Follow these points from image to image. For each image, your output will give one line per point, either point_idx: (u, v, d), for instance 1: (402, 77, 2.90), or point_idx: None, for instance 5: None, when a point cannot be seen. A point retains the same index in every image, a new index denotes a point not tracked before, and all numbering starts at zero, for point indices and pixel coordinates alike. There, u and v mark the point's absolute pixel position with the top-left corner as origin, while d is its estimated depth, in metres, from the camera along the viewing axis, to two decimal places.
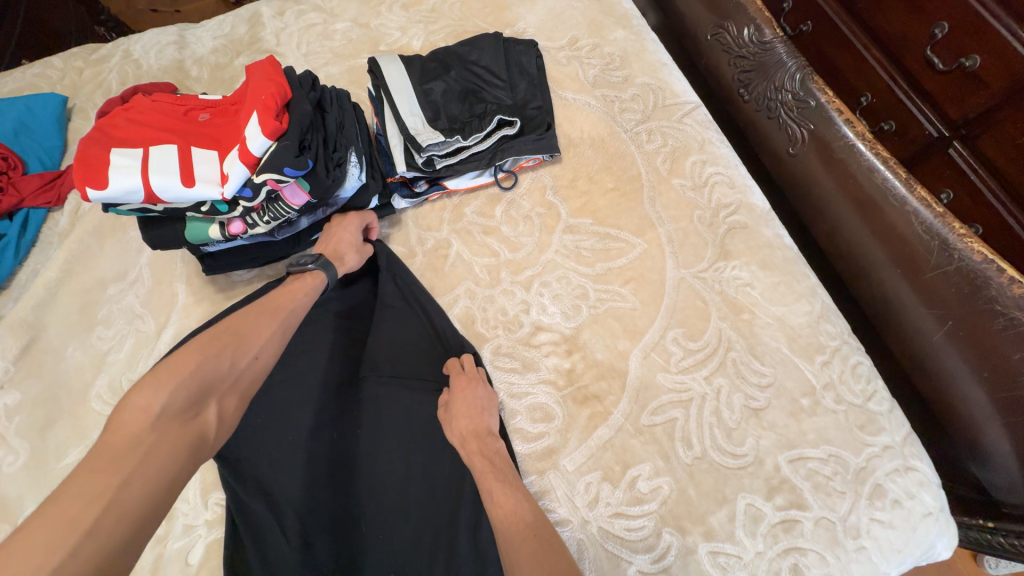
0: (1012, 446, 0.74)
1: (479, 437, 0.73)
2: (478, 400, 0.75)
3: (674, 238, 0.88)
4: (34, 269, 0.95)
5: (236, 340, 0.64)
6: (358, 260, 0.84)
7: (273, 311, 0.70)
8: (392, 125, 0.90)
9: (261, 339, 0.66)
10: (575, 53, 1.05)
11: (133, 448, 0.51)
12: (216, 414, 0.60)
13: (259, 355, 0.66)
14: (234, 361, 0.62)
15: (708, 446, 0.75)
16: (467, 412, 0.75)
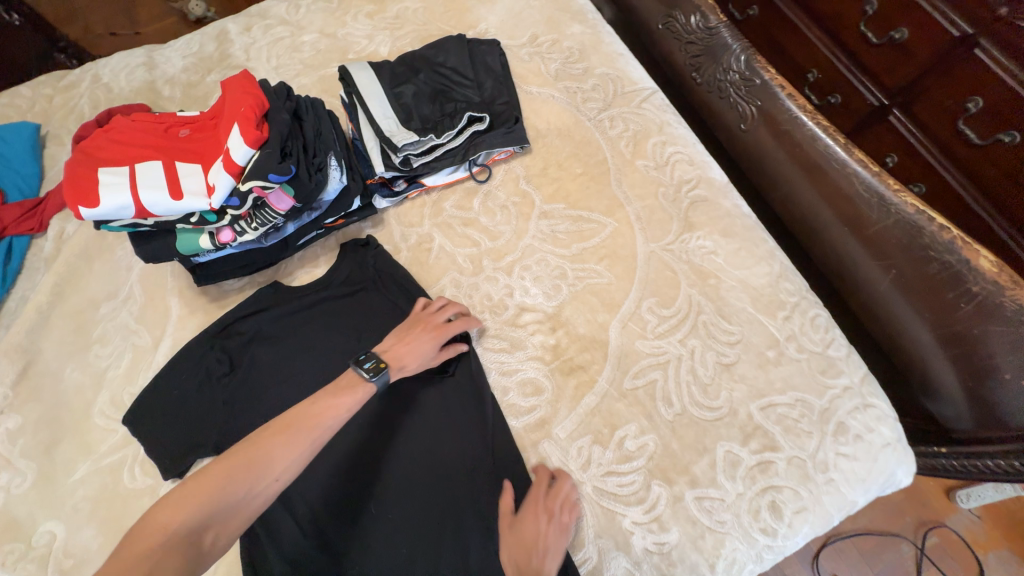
0: (956, 377, 0.82)
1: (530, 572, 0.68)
2: (550, 533, 0.71)
3: (642, 215, 0.94)
4: (22, 295, 0.96)
5: (259, 462, 0.63)
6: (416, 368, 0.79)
7: (306, 425, 0.68)
8: (367, 128, 0.95)
9: (283, 462, 0.64)
10: (536, 49, 1.10)
11: (135, 567, 0.52)
12: (217, 539, 0.58)
13: (279, 478, 0.63)
14: (255, 482, 0.62)
15: (687, 402, 0.81)
16: (534, 537, 0.71)
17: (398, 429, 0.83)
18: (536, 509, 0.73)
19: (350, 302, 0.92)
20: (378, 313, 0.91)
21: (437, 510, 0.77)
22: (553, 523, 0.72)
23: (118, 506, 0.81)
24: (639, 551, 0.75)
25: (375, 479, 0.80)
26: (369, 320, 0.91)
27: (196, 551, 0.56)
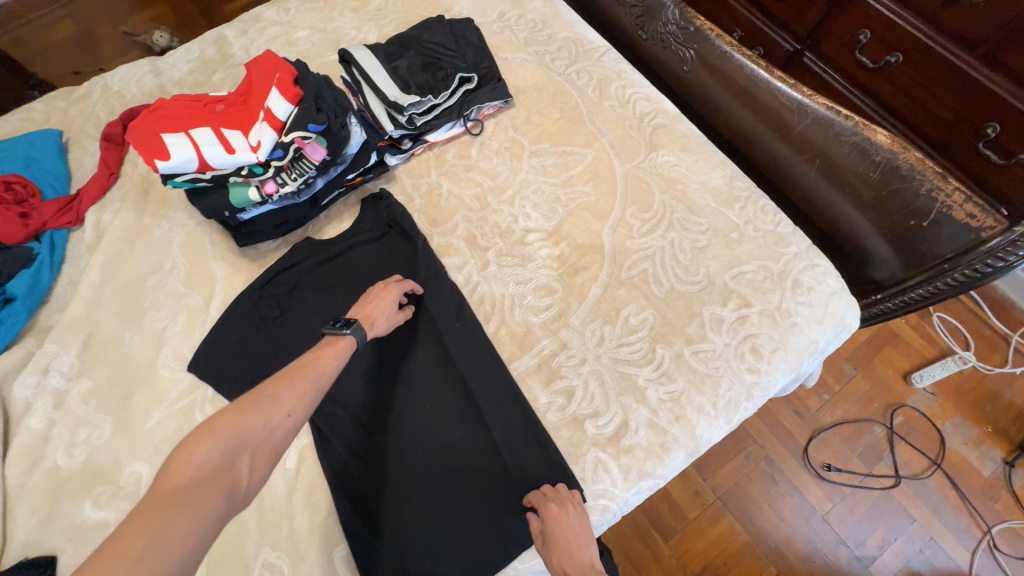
0: (879, 234, 1.02)
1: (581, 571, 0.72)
2: (571, 522, 0.76)
3: (615, 143, 1.13)
4: (71, 279, 1.05)
5: (271, 402, 0.66)
6: (386, 325, 0.88)
7: (308, 368, 0.73)
8: (373, 97, 1.09)
9: (294, 399, 0.68)
10: (505, 23, 1.29)
11: (177, 493, 0.54)
12: (248, 470, 0.61)
13: (291, 414, 0.67)
14: (271, 417, 0.65)
15: (674, 281, 0.99)
16: (568, 538, 0.74)
17: (432, 346, 0.96)
18: (552, 513, 0.76)
19: (375, 247, 1.05)
20: (401, 249, 1.04)
21: (472, 404, 0.91)
22: (570, 516, 0.77)
23: None
24: (655, 401, 0.91)
25: (415, 390, 0.92)
26: (391, 256, 1.03)
27: (231, 477, 0.58)
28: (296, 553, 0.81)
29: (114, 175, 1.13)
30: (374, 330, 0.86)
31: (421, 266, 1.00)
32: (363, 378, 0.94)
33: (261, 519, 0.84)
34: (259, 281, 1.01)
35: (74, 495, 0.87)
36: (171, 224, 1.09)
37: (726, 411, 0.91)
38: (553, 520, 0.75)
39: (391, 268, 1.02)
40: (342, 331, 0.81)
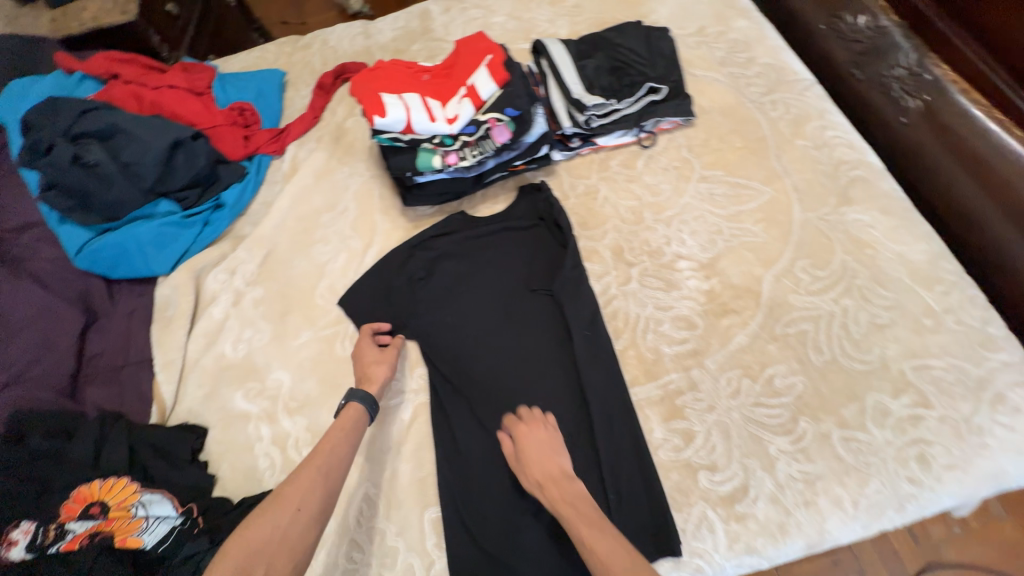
0: None
1: (554, 480, 0.76)
2: (548, 442, 0.81)
3: (800, 187, 1.03)
4: (264, 199, 1.21)
5: (278, 502, 0.67)
6: (380, 372, 0.91)
7: (314, 454, 0.74)
8: (557, 92, 1.11)
9: (301, 492, 0.69)
10: (703, 38, 1.24)
11: None
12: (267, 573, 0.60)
13: (300, 507, 0.67)
14: (277, 515, 0.66)
15: (839, 353, 0.87)
16: (534, 453, 0.79)
17: (556, 345, 0.95)
18: (521, 431, 0.82)
19: (523, 235, 1.07)
20: (548, 245, 1.05)
21: (585, 419, 0.89)
22: (528, 435, 0.81)
23: (333, 366, 1.00)
24: (784, 476, 0.81)
25: (529, 383, 0.92)
26: (539, 250, 1.04)
27: None
28: (393, 501, 0.86)
29: (316, 119, 1.29)
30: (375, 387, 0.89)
31: (566, 266, 0.99)
32: (484, 354, 0.95)
33: (369, 455, 0.91)
34: (414, 242, 1.08)
35: (230, 383, 1.01)
36: (351, 171, 1.21)
37: (867, 515, 0.78)
38: (524, 438, 0.81)
39: (534, 259, 1.03)
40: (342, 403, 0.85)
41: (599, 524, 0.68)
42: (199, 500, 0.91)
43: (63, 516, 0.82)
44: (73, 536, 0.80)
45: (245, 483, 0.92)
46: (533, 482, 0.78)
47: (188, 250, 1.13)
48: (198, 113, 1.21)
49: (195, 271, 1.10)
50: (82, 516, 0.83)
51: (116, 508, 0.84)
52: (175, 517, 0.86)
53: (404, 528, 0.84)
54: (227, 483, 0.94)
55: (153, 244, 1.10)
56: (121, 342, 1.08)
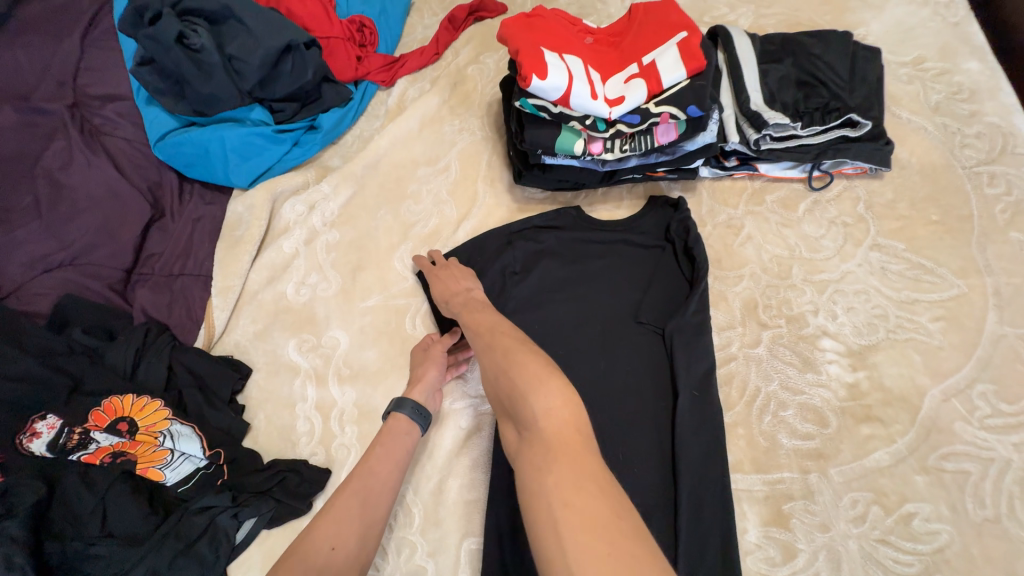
0: None
1: (460, 293, 0.82)
2: (456, 270, 0.87)
3: (1003, 292, 0.82)
4: (361, 133, 1.08)
5: (310, 539, 0.59)
6: (433, 375, 0.80)
7: (352, 478, 0.66)
8: (730, 97, 0.91)
9: (335, 528, 0.60)
10: (918, 72, 1.00)
11: None
12: None
13: (336, 548, 0.59)
14: (310, 556, 0.57)
15: (1005, 513, 0.70)
16: (442, 281, 0.86)
17: (652, 395, 0.80)
18: (435, 272, 0.88)
19: (641, 255, 0.91)
20: (671, 276, 0.88)
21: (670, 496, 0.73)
22: (442, 264, 0.88)
23: (397, 343, 0.89)
24: None
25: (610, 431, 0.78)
26: (658, 278, 0.88)
27: None
28: (433, 516, 0.77)
29: (437, 56, 1.13)
30: (423, 391, 0.78)
31: (689, 309, 0.83)
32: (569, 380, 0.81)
33: (418, 457, 0.81)
34: (517, 230, 0.95)
35: (285, 329, 0.91)
36: (461, 126, 1.05)
37: None
38: (435, 276, 0.86)
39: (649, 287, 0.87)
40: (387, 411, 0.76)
41: (478, 306, 0.78)
42: (229, 446, 0.83)
43: (92, 423, 0.78)
44: (98, 447, 0.77)
45: (279, 442, 0.85)
46: (444, 305, 0.83)
47: (270, 168, 1.02)
48: (317, 19, 1.07)
49: (273, 194, 0.99)
50: (109, 429, 0.78)
51: (143, 432, 0.79)
52: (201, 458, 0.80)
53: (436, 549, 0.75)
54: (259, 436, 0.86)
55: (238, 152, 0.99)
56: (180, 250, 0.97)
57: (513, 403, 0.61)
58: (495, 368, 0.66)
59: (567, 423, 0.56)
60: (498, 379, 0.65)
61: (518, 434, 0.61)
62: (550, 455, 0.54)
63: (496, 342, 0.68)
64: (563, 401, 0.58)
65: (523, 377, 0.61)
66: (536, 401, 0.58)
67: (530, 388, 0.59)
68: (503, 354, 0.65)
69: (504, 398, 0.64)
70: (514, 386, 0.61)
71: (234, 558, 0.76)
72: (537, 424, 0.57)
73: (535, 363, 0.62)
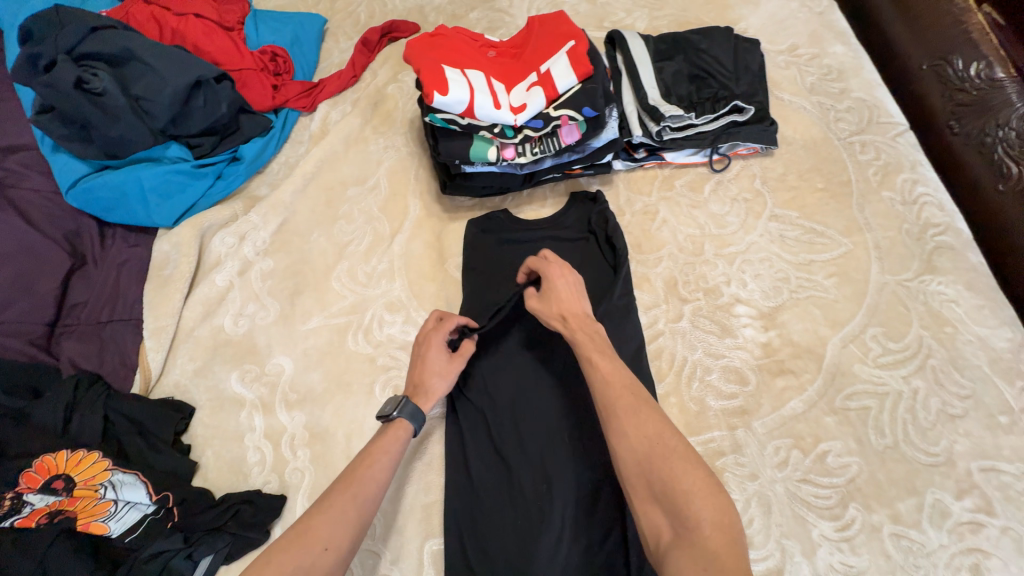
0: None
1: (578, 317, 0.74)
2: (573, 283, 0.78)
3: (882, 245, 0.93)
4: (287, 159, 1.09)
5: (303, 539, 0.58)
6: (440, 384, 0.76)
7: (351, 475, 0.64)
8: (630, 94, 0.99)
9: (331, 529, 0.59)
10: (794, 59, 1.12)
11: None
12: None
13: (327, 549, 0.58)
14: (302, 555, 0.56)
15: (901, 438, 0.79)
16: (559, 293, 0.77)
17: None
18: (552, 271, 0.79)
19: (568, 247, 0.97)
20: (595, 265, 0.94)
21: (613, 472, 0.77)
22: (558, 275, 0.78)
23: (341, 361, 0.90)
24: (824, 565, 0.73)
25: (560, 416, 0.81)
26: (584, 269, 0.94)
27: None
28: (392, 524, 0.78)
29: (355, 78, 1.16)
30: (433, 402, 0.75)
31: (615, 293, 0.89)
32: (517, 373, 0.85)
33: None
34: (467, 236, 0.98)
35: (226, 362, 0.91)
36: (386, 144, 1.08)
37: None
38: (550, 277, 0.77)
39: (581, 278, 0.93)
40: (391, 415, 0.71)
41: (606, 349, 0.70)
42: (176, 487, 0.81)
43: (23, 485, 0.73)
44: (34, 510, 0.72)
45: (230, 476, 0.84)
46: (554, 317, 0.76)
47: (195, 204, 1.01)
48: (227, 52, 1.08)
49: (200, 229, 0.99)
50: (43, 490, 0.74)
51: (82, 488, 0.75)
52: (148, 505, 0.78)
53: (399, 557, 0.76)
54: (209, 472, 0.85)
55: (157, 191, 0.98)
56: (107, 296, 0.95)
57: (665, 490, 0.55)
58: (648, 447, 0.59)
59: (726, 534, 0.51)
60: (648, 462, 0.57)
61: (669, 530, 0.54)
62: (715, 564, 0.48)
63: (636, 407, 0.62)
64: (726, 515, 0.52)
65: (688, 476, 0.55)
66: (701, 506, 0.52)
67: (694, 490, 0.53)
68: (656, 435, 0.59)
69: (646, 479, 0.57)
70: (673, 477, 0.55)
71: None
72: (699, 528, 0.51)
73: (689, 461, 0.56)
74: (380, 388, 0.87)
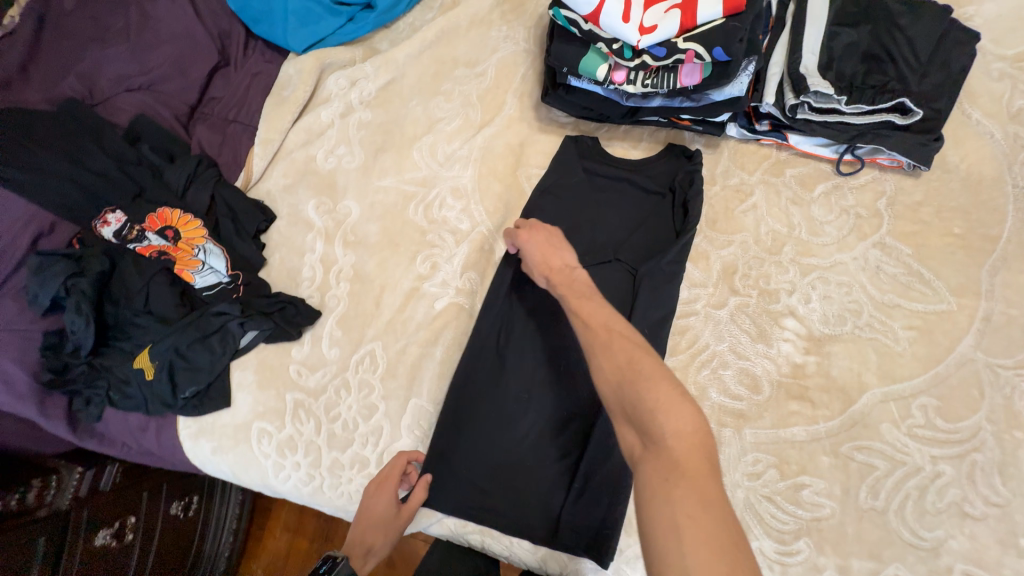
0: None
1: (559, 270, 0.79)
2: (546, 239, 0.83)
3: (993, 319, 0.79)
4: (413, 22, 1.11)
5: None
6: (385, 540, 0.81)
7: None
8: (782, 54, 0.86)
9: None
10: (1014, 71, 0.89)
11: None
12: None
13: None
14: None
15: (893, 508, 0.75)
16: (549, 256, 0.81)
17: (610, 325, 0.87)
18: (523, 235, 0.84)
19: (641, 197, 0.94)
20: (658, 225, 0.91)
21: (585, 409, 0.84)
22: (535, 234, 0.83)
23: (398, 224, 0.99)
24: None
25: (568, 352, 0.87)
26: (644, 223, 0.92)
27: None
28: (393, 368, 0.91)
29: None
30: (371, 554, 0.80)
31: (666, 256, 0.86)
32: (539, 298, 0.90)
33: (391, 322, 0.93)
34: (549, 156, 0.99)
35: (308, 189, 1.03)
36: (508, 34, 1.06)
37: None
38: (524, 240, 0.83)
39: (640, 231, 0.91)
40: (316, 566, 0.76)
41: (587, 294, 0.74)
42: (246, 272, 0.99)
43: (147, 224, 0.93)
44: (150, 244, 0.93)
45: (286, 280, 1.00)
46: (542, 279, 0.80)
47: (325, 39, 1.09)
48: None
49: (321, 64, 1.07)
50: (158, 233, 0.93)
51: (184, 241, 0.94)
52: (224, 275, 0.96)
53: (389, 395, 0.90)
54: (272, 271, 1.01)
55: (298, 17, 1.07)
56: (237, 99, 1.09)
57: (633, 410, 0.57)
58: (617, 374, 0.61)
59: (693, 441, 0.52)
60: (620, 386, 0.60)
61: (639, 443, 0.57)
62: (676, 472, 0.51)
63: (611, 340, 0.65)
64: (692, 424, 0.53)
65: (653, 394, 0.56)
66: (666, 420, 0.54)
67: (659, 405, 0.55)
68: (627, 361, 0.61)
69: (619, 403, 0.60)
70: (639, 397, 0.57)
71: (237, 357, 0.94)
72: (665, 441, 0.53)
73: (661, 381, 0.57)
74: (421, 259, 0.96)
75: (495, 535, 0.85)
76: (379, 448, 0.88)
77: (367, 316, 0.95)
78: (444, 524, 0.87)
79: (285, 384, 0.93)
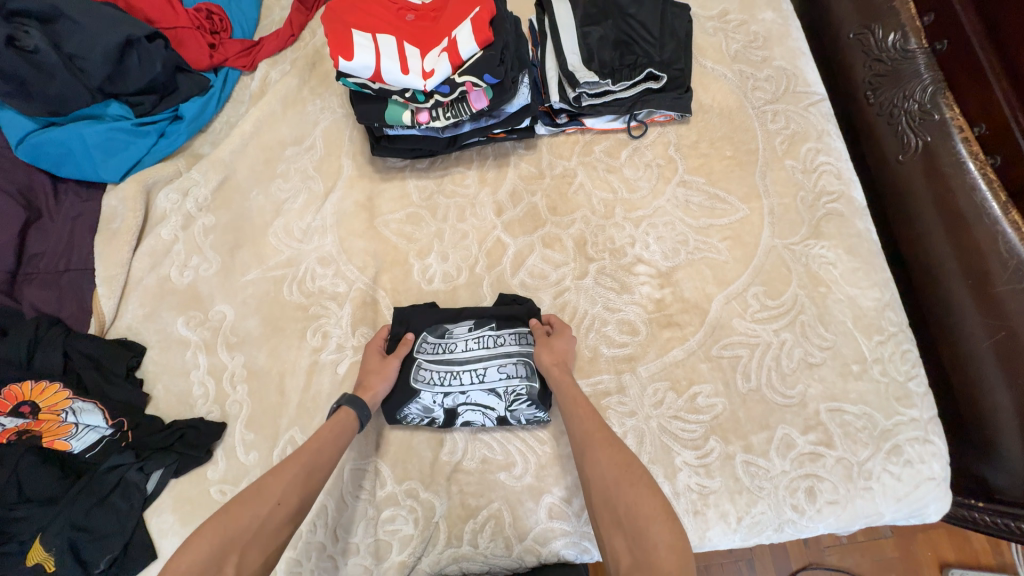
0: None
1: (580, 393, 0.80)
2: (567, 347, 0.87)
3: (776, 210, 1.00)
4: (228, 121, 1.15)
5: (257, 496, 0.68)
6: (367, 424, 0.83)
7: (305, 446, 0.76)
8: (552, 59, 1.01)
9: (281, 484, 0.70)
10: (722, 25, 1.15)
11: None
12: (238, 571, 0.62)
13: (280, 502, 0.69)
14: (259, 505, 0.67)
15: (763, 382, 0.91)
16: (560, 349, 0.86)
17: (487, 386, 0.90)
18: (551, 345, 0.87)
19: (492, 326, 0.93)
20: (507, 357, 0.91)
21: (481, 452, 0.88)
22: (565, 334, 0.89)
23: (277, 309, 1.00)
24: (682, 485, 0.87)
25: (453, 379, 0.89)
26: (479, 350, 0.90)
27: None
28: None
29: (293, 37, 1.19)
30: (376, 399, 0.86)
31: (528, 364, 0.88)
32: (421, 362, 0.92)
33: (302, 404, 0.93)
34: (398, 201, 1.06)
35: (173, 308, 1.01)
36: (323, 105, 1.13)
37: (747, 530, 0.85)
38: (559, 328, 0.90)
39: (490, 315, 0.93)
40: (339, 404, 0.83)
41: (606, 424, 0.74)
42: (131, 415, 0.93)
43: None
44: (4, 429, 0.85)
45: (178, 406, 0.96)
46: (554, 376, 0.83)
47: (141, 160, 1.07)
48: (160, 10, 1.12)
49: (145, 185, 1.05)
50: (12, 413, 0.86)
51: (46, 411, 0.87)
52: (105, 428, 0.90)
53: None
54: (159, 403, 0.96)
55: (101, 148, 1.03)
56: (63, 248, 1.02)
57: (623, 517, 0.62)
58: (612, 477, 0.67)
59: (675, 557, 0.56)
60: (609, 492, 0.65)
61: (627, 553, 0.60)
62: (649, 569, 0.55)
63: (609, 441, 0.71)
64: (675, 535, 0.58)
65: (642, 503, 0.62)
66: (654, 532, 0.59)
67: (652, 516, 0.60)
68: (624, 463, 0.67)
69: (613, 515, 0.64)
70: (632, 503, 0.62)
71: (149, 505, 0.88)
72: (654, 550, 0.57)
73: (640, 488, 0.64)
74: (311, 332, 0.98)
75: (471, 557, 0.86)
76: (329, 526, 0.87)
77: (274, 405, 0.94)
78: (420, 571, 0.87)
79: (210, 509, 0.88)
